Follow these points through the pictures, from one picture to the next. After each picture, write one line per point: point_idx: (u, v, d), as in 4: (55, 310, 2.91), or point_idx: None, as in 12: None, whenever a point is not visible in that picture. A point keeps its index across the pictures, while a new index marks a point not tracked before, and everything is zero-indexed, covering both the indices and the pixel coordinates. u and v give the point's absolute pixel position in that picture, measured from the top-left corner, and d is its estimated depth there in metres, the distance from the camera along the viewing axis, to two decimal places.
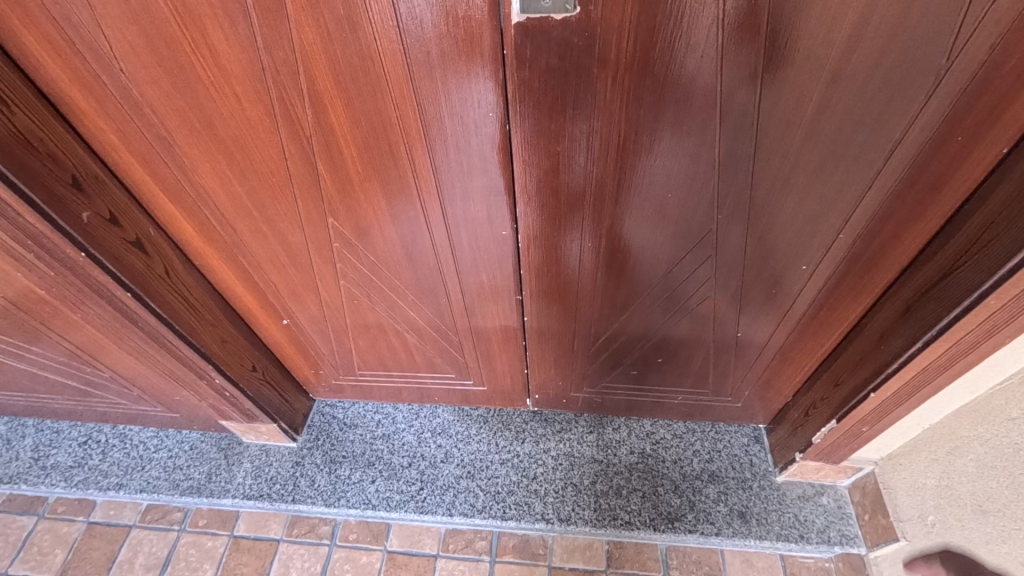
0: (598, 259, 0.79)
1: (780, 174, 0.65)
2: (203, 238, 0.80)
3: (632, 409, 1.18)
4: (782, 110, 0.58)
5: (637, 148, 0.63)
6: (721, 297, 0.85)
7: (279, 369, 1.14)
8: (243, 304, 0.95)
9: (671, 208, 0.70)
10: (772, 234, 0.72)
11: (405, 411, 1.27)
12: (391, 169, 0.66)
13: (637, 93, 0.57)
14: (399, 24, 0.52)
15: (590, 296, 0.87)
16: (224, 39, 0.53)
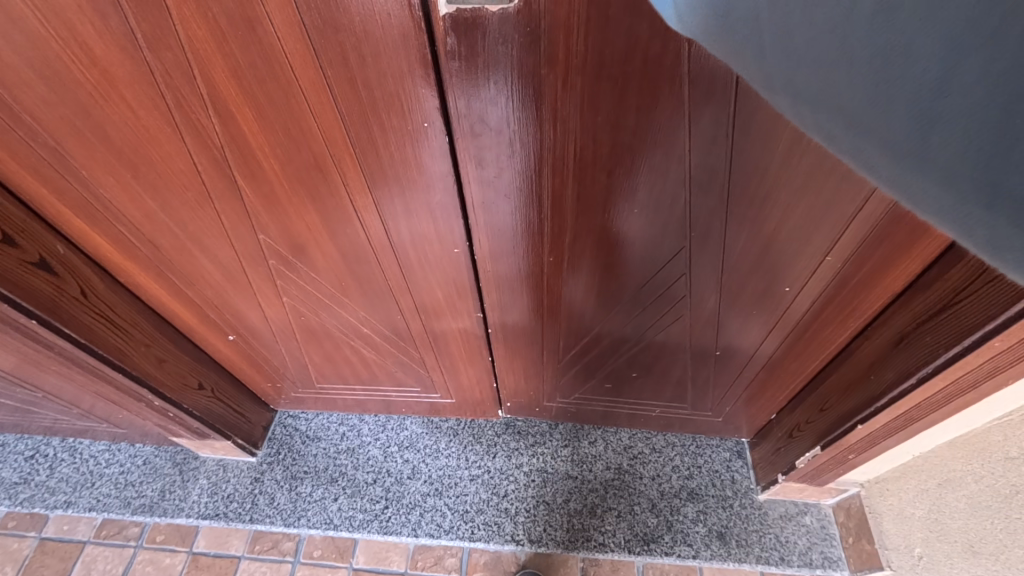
0: (562, 275, 0.72)
1: (759, 191, 0.57)
2: (123, 254, 0.72)
3: (608, 420, 1.12)
4: (762, 117, 0.50)
5: (596, 158, 0.55)
6: (698, 315, 0.78)
7: (232, 383, 1.07)
8: (182, 320, 0.87)
9: (641, 224, 0.63)
10: (749, 253, 0.65)
11: (371, 423, 1.21)
12: (321, 185, 0.58)
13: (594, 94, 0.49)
14: (305, 22, 0.43)
15: (556, 313, 0.80)
16: (98, 37, 0.45)
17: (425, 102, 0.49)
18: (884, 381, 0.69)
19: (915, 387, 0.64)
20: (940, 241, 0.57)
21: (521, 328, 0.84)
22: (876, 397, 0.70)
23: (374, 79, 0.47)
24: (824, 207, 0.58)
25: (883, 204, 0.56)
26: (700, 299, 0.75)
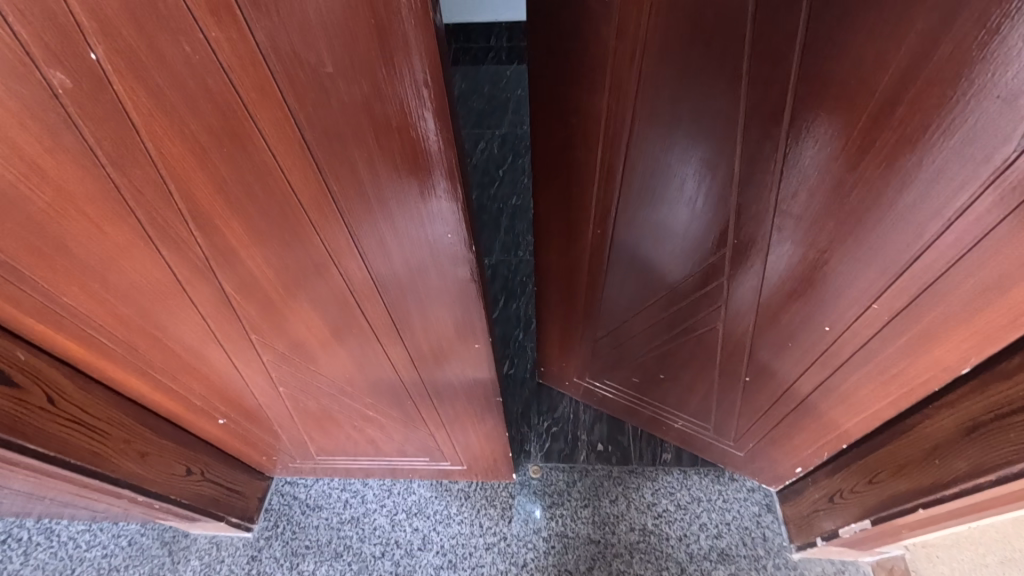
0: (607, 244, 0.75)
1: (808, 212, 0.56)
2: (96, 353, 0.63)
3: (632, 415, 1.13)
4: (818, 128, 0.49)
5: (653, 125, 0.57)
6: (731, 329, 0.77)
7: (223, 460, 0.98)
8: (166, 409, 0.79)
9: (679, 215, 0.65)
10: (789, 281, 0.64)
11: (376, 488, 1.12)
12: (320, 287, 0.51)
13: (657, 63, 0.52)
14: (303, 137, 0.35)
15: (593, 284, 0.83)
16: (46, 156, 0.36)
17: (435, 211, 0.41)
18: (953, 470, 0.64)
19: (994, 484, 0.59)
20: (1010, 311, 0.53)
21: (565, 288, 0.89)
22: (940, 486, 0.66)
23: (379, 190, 0.39)
24: (875, 250, 0.55)
25: (941, 260, 0.52)
26: (733, 314, 0.74)
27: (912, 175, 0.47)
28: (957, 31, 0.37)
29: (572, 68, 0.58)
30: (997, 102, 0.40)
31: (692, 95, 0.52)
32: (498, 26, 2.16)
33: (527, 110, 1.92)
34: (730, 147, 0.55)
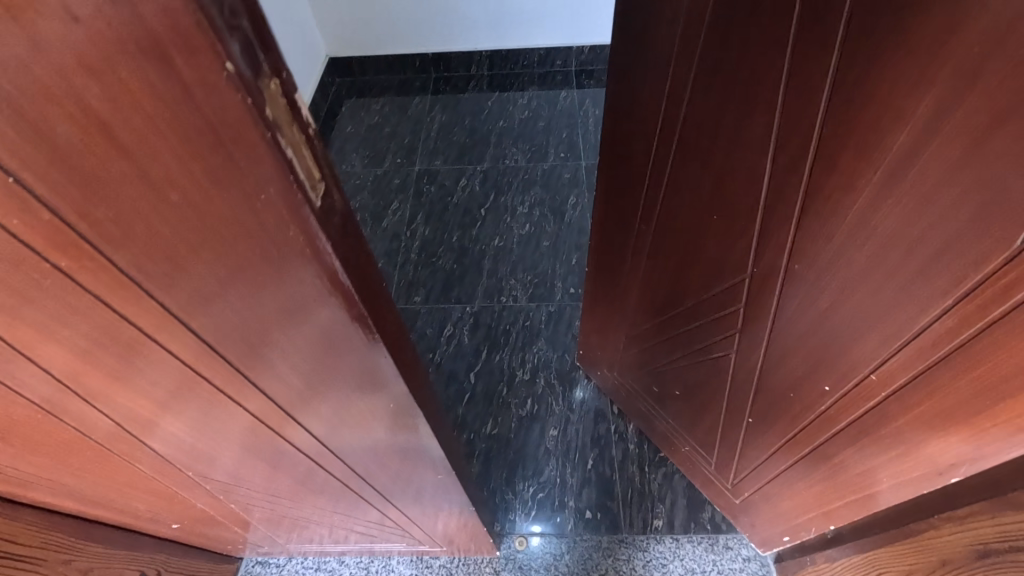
0: (658, 231, 0.91)
1: (821, 257, 0.65)
2: (14, 486, 0.56)
3: (648, 426, 1.18)
4: (836, 171, 0.58)
5: (709, 126, 0.72)
6: (747, 355, 0.85)
7: (181, 552, 0.91)
8: (109, 518, 0.72)
9: (717, 222, 0.78)
10: (796, 325, 0.73)
11: (352, 565, 1.07)
12: (222, 418, 0.48)
13: (714, 76, 0.67)
14: (136, 282, 0.33)
15: (641, 272, 1.00)
16: None
17: (325, 319, 0.40)
18: None
19: None
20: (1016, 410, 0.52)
21: (620, 267, 1.05)
22: None
23: (259, 330, 0.39)
24: (885, 312, 0.59)
25: (947, 340, 0.55)
26: (750, 339, 0.82)
27: (919, 240, 0.53)
28: (966, 106, 0.44)
29: (660, 74, 0.75)
30: (1000, 191, 0.44)
31: (739, 111, 0.66)
32: (477, 55, 2.12)
33: (510, 143, 1.88)
34: (763, 167, 0.66)
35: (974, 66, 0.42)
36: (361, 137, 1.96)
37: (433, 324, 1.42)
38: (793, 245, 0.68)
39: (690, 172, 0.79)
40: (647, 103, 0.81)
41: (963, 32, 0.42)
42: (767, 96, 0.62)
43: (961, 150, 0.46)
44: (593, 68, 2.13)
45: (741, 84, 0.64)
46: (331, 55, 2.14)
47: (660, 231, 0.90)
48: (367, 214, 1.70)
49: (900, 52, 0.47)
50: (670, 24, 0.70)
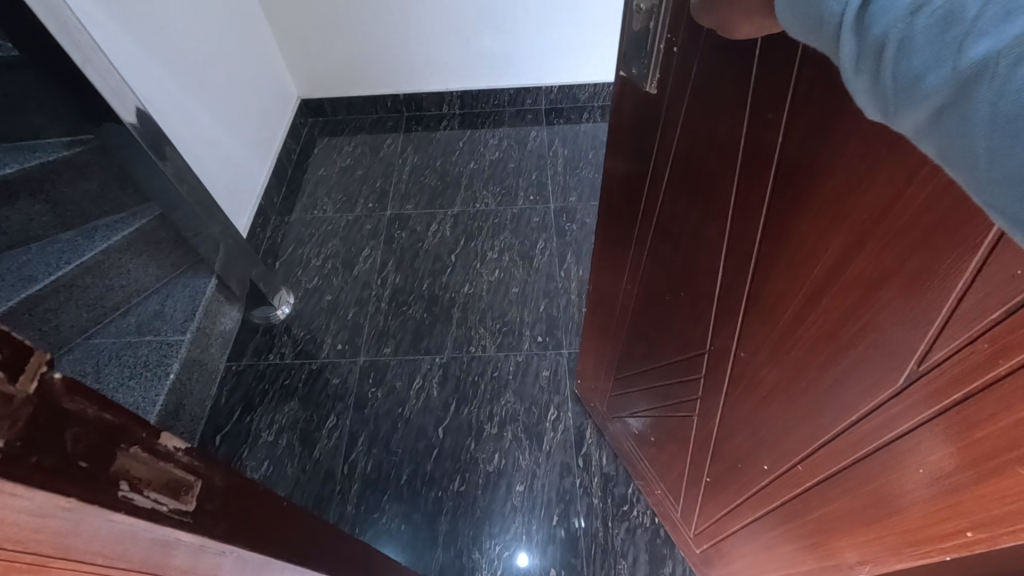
0: (637, 289, 0.96)
1: (759, 351, 0.69)
2: None
3: (630, 462, 1.24)
4: (769, 281, 0.62)
5: (673, 210, 0.76)
6: (705, 420, 0.89)
7: None
8: None
9: (682, 298, 0.82)
10: (739, 404, 0.77)
11: None
12: None
13: (679, 167, 0.71)
14: None
15: (625, 322, 1.05)
16: None
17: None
18: None
19: None
20: (906, 527, 0.56)
21: (608, 310, 1.10)
22: None
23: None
24: (802, 413, 0.64)
25: (848, 451, 0.59)
26: (706, 409, 0.87)
27: (827, 360, 0.57)
28: (861, 258, 0.48)
29: (640, 150, 0.79)
30: (882, 335, 0.49)
31: (697, 204, 0.70)
32: (449, 96, 2.15)
33: (481, 186, 1.91)
34: (718, 260, 0.70)
35: (867, 227, 0.46)
36: (333, 179, 1.97)
37: (402, 377, 1.44)
38: (738, 333, 0.71)
39: (661, 248, 0.83)
40: (629, 175, 0.85)
41: (855, 196, 0.46)
42: (720, 201, 0.65)
43: (856, 293, 0.50)
44: (562, 106, 2.17)
45: (699, 183, 0.68)
46: (303, 97, 2.15)
47: (640, 291, 0.94)
48: (338, 261, 1.72)
49: (815, 194, 0.51)
50: (646, 110, 0.74)
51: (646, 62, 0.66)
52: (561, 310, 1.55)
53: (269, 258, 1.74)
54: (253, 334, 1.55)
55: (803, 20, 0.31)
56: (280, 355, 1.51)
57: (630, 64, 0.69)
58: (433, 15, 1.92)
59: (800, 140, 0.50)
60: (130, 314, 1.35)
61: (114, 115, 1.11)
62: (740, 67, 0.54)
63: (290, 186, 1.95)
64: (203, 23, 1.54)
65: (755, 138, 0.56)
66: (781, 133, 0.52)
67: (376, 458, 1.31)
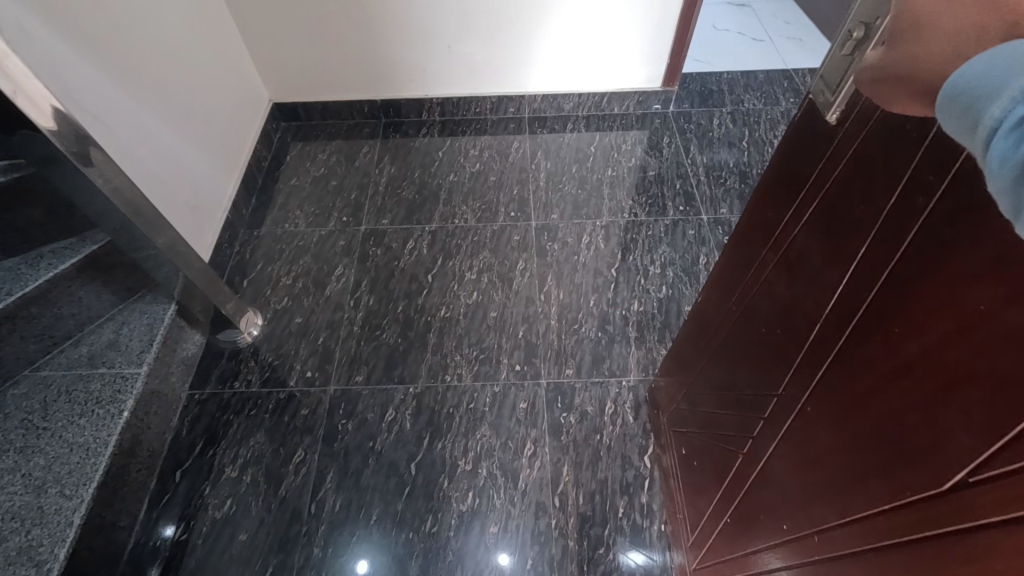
0: (735, 312, 0.86)
1: (819, 415, 0.62)
2: None
3: (666, 480, 1.25)
4: (859, 345, 0.54)
5: (791, 243, 0.66)
6: (750, 463, 0.83)
7: None
8: None
9: (768, 337, 0.73)
10: (781, 459, 0.72)
11: None
12: None
13: (812, 197, 0.61)
14: None
15: (716, 344, 0.95)
16: None
17: None
18: None
19: None
20: None
21: (705, 324, 1.01)
22: None
23: None
24: (836, 488, 0.58)
25: (859, 540, 0.55)
26: (757, 454, 0.81)
27: (883, 445, 0.51)
28: (956, 350, 0.42)
29: (783, 168, 0.68)
30: (946, 437, 0.44)
31: (814, 243, 0.61)
32: (429, 102, 2.07)
33: (461, 200, 1.85)
34: (816, 312, 0.62)
35: (976, 320, 0.41)
36: (307, 190, 1.89)
37: (374, 409, 1.39)
38: (808, 389, 0.64)
39: (766, 275, 0.73)
40: (763, 186, 0.74)
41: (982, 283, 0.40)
42: (839, 250, 0.56)
43: (937, 384, 0.44)
44: (546, 115, 2.13)
45: (826, 222, 0.59)
46: (274, 100, 2.05)
47: (737, 316, 0.85)
48: (309, 280, 1.65)
49: (947, 273, 0.43)
50: (803, 128, 0.62)
51: (838, 87, 0.54)
52: (540, 336, 1.51)
53: (236, 276, 1.66)
54: (218, 359, 1.48)
55: (952, 122, 0.33)
56: (246, 383, 1.44)
57: (824, 79, 0.56)
58: (412, 21, 1.83)
59: (956, 207, 0.42)
60: (83, 343, 1.28)
61: (27, 123, 0.91)
62: (922, 121, 0.44)
63: (260, 197, 1.87)
64: (156, 30, 1.42)
65: (905, 195, 0.47)
66: (937, 193, 0.44)
67: (346, 496, 1.26)
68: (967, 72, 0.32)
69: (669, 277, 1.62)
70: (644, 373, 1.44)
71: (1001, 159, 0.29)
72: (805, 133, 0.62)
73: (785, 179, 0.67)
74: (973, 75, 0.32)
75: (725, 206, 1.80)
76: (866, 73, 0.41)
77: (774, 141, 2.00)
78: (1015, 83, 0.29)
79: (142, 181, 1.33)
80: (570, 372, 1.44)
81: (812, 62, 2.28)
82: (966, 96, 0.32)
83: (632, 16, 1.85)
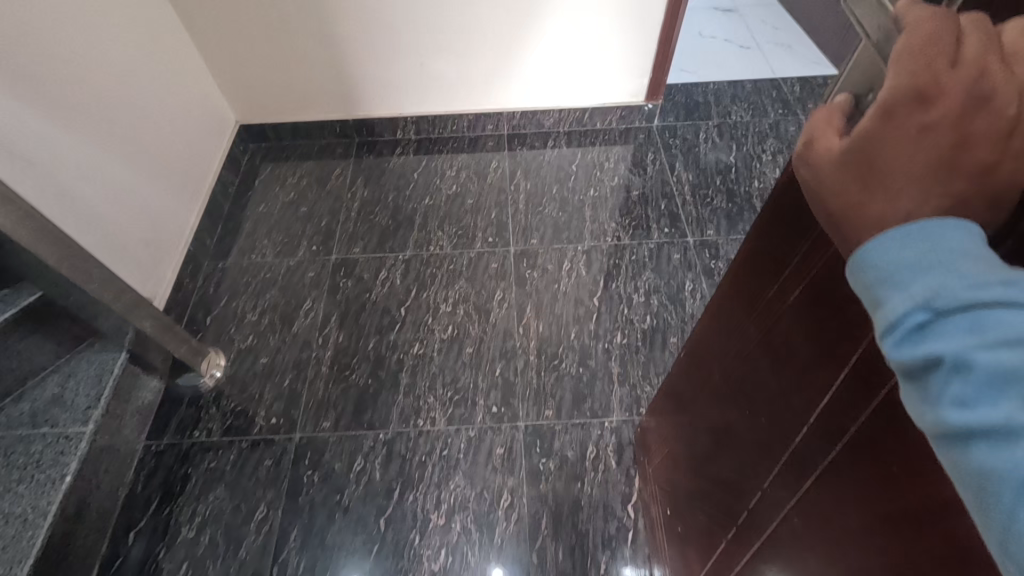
0: (716, 377, 0.76)
1: (807, 532, 0.52)
2: None
3: (650, 538, 1.18)
4: (849, 470, 0.45)
5: (776, 324, 0.56)
6: (738, 547, 0.75)
7: None
8: None
9: (755, 422, 0.63)
10: (770, 562, 0.63)
11: None
12: None
13: (800, 278, 0.51)
14: None
15: (698, 406, 0.85)
16: None
17: None
18: None
19: None
20: None
21: (686, 379, 0.92)
22: None
23: None
24: None
25: None
26: (744, 541, 0.72)
27: None
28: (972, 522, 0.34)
29: (765, 233, 0.58)
30: None
31: (801, 334, 0.51)
32: (403, 121, 1.98)
33: (436, 225, 1.77)
34: (805, 414, 0.52)
35: None
36: (275, 217, 1.80)
37: (343, 457, 1.31)
38: (797, 498, 0.55)
39: (749, 352, 0.63)
40: (747, 249, 0.63)
41: None
42: (835, 350, 0.46)
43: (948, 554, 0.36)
44: (526, 132, 2.04)
45: (814, 314, 0.49)
46: (241, 121, 1.96)
47: (719, 387, 0.75)
48: (276, 316, 1.56)
49: None
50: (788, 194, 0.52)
51: None
52: (518, 374, 1.43)
53: (199, 313, 1.57)
54: (178, 406, 1.40)
55: (864, 288, 0.35)
56: (206, 432, 1.36)
57: None
58: (381, 38, 1.74)
59: None
60: (25, 399, 1.20)
61: None
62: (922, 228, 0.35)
63: (226, 226, 1.78)
64: (102, 61, 1.32)
65: None
66: None
67: (310, 556, 1.19)
68: (881, 246, 0.34)
69: (654, 306, 1.55)
70: (627, 412, 1.36)
71: (903, 355, 0.32)
72: (795, 198, 0.51)
73: (770, 248, 0.57)
74: (888, 258, 0.33)
75: (712, 226, 1.73)
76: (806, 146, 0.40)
77: (762, 155, 1.93)
78: (922, 283, 0.31)
79: (82, 227, 1.23)
80: (550, 414, 1.36)
81: (801, 69, 2.21)
82: (883, 274, 0.33)
83: (613, 29, 1.77)
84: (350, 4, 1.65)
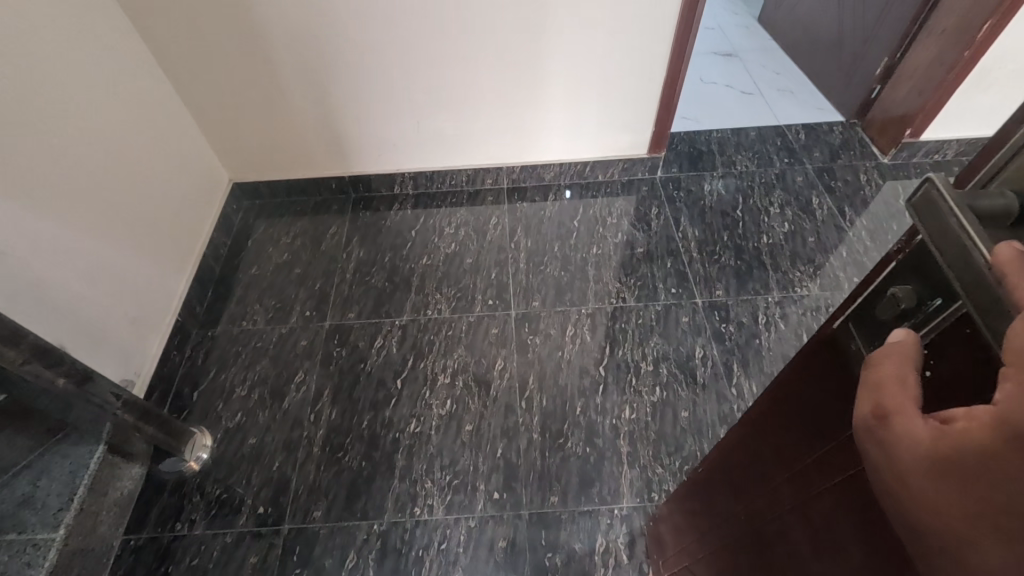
0: (739, 519, 0.68)
1: None
2: None
3: None
4: None
5: (816, 505, 0.48)
6: None
7: None
8: None
9: None
10: None
11: None
12: None
13: (845, 466, 0.44)
14: None
15: (717, 538, 0.77)
16: None
17: None
18: None
19: None
20: None
21: (702, 498, 0.83)
22: None
23: None
24: None
25: None
26: None
27: None
28: None
29: (799, 390, 0.51)
30: None
31: (849, 534, 0.44)
32: (401, 177, 1.94)
33: (434, 287, 1.71)
34: None
35: None
36: (268, 281, 1.74)
37: (334, 553, 1.23)
38: None
39: (781, 514, 0.55)
40: (776, 396, 0.56)
41: None
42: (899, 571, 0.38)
43: None
44: (526, 186, 2.00)
45: (865, 520, 0.41)
46: (235, 179, 1.92)
47: (741, 532, 0.67)
48: (266, 390, 1.49)
49: None
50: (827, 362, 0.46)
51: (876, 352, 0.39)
52: (521, 454, 1.35)
53: (186, 387, 1.50)
54: (160, 494, 1.32)
55: None
56: (189, 523, 1.28)
57: (853, 329, 0.42)
58: (376, 96, 1.71)
59: None
60: None
61: None
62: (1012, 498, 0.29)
63: (217, 290, 1.72)
64: (84, 135, 1.28)
65: None
66: None
67: None
68: None
69: (663, 376, 1.47)
70: (637, 498, 1.28)
71: None
72: (835, 371, 0.44)
73: (805, 411, 0.50)
74: None
75: (721, 286, 1.66)
76: (881, 420, 0.34)
77: (770, 208, 1.87)
78: None
79: (54, 317, 1.17)
80: (555, 501, 1.28)
81: (805, 116, 2.17)
82: None
83: (612, 83, 1.73)
84: (345, 64, 1.62)
